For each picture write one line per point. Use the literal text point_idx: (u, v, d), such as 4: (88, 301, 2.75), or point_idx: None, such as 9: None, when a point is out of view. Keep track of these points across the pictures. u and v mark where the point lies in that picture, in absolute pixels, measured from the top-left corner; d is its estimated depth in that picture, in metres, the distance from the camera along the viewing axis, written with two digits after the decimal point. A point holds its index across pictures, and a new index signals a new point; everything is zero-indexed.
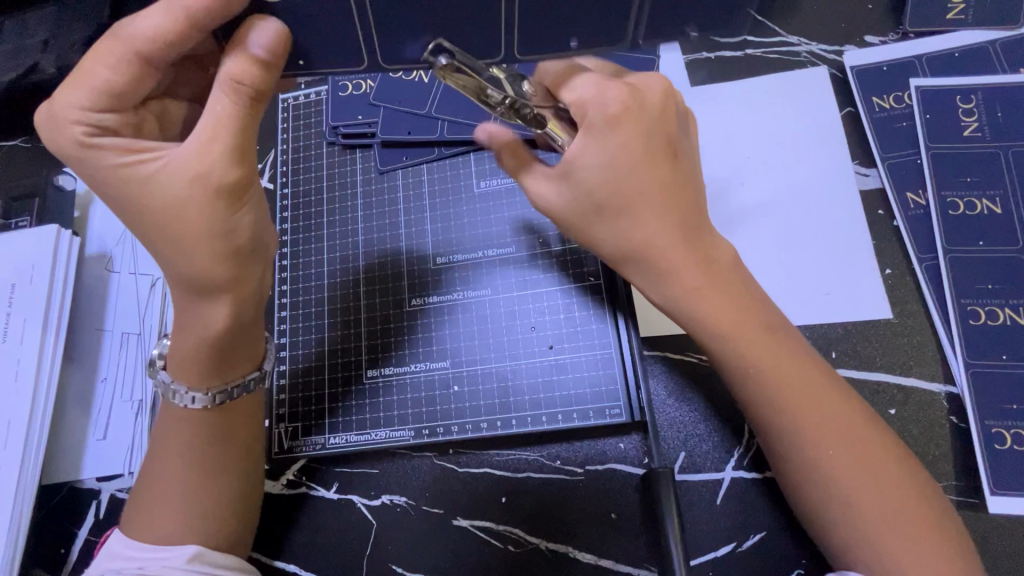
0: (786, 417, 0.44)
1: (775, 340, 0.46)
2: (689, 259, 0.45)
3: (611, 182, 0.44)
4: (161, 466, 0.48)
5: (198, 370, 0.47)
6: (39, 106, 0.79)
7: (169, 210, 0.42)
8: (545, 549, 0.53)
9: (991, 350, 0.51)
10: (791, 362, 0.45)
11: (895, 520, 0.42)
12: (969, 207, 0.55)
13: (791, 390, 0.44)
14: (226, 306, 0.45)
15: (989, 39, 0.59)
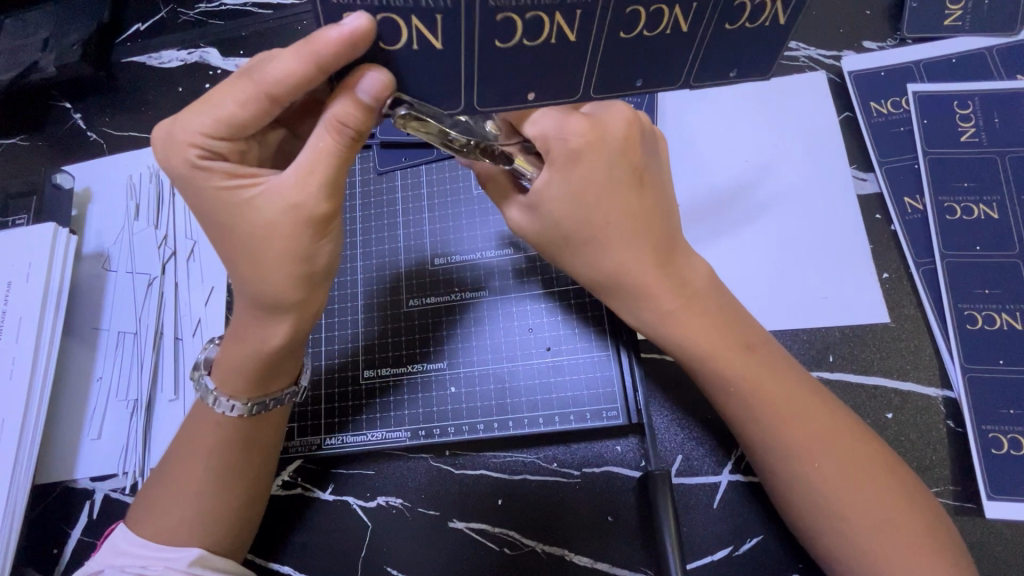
0: (756, 435, 0.45)
1: (747, 356, 0.46)
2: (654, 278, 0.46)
3: (577, 213, 0.45)
4: (178, 467, 0.49)
5: (246, 382, 0.47)
6: (37, 104, 0.79)
7: (253, 234, 0.41)
8: (541, 553, 0.52)
9: (989, 355, 0.51)
10: (766, 377, 0.45)
11: (875, 526, 0.42)
12: (967, 212, 0.55)
13: (760, 409, 0.45)
14: (283, 326, 0.45)
15: (986, 45, 0.60)
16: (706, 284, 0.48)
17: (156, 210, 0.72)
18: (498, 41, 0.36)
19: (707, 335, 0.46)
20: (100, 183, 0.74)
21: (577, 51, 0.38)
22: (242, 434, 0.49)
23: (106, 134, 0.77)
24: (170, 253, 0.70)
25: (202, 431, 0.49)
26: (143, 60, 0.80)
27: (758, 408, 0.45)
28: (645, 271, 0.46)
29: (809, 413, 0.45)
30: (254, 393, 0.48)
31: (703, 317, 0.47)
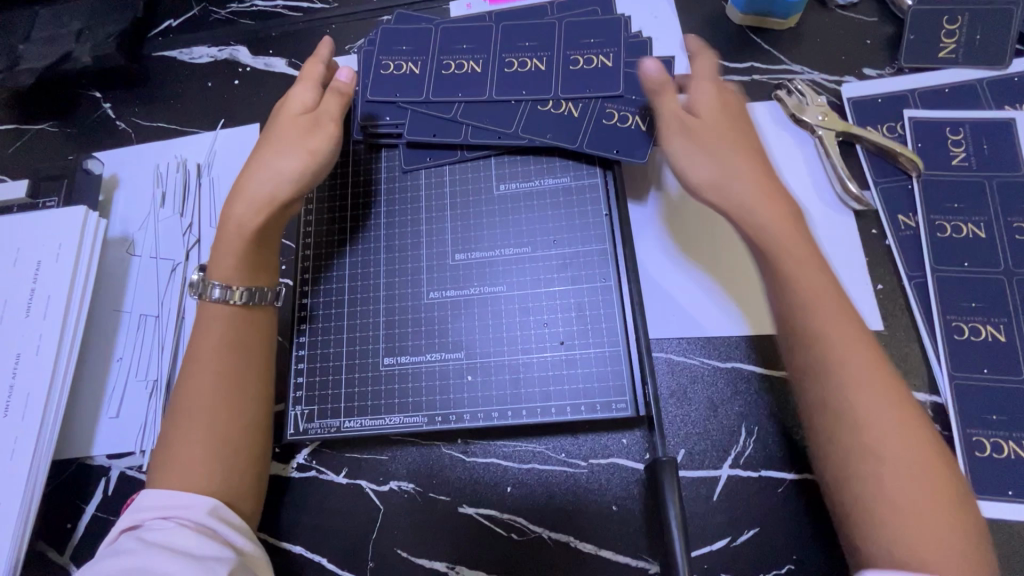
0: (831, 408, 0.44)
1: (854, 331, 0.46)
2: (782, 226, 0.50)
3: (719, 126, 0.55)
4: (185, 415, 0.52)
5: (235, 268, 0.57)
6: (70, 92, 0.81)
7: (281, 153, 0.60)
8: (548, 539, 0.55)
9: (974, 364, 0.54)
10: (846, 331, 0.46)
11: (934, 525, 0.40)
12: (956, 230, 0.58)
13: (848, 372, 0.44)
14: (263, 213, 0.58)
15: (976, 77, 0.64)
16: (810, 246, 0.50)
17: (182, 199, 0.74)
18: None
19: (826, 301, 0.47)
20: (128, 171, 0.77)
21: None
22: (240, 361, 0.54)
23: (135, 124, 0.79)
24: (194, 241, 0.72)
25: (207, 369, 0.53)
26: (173, 55, 0.83)
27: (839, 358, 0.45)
28: (805, 249, 0.50)
29: (892, 387, 0.44)
30: (239, 279, 0.57)
31: (814, 283, 0.47)
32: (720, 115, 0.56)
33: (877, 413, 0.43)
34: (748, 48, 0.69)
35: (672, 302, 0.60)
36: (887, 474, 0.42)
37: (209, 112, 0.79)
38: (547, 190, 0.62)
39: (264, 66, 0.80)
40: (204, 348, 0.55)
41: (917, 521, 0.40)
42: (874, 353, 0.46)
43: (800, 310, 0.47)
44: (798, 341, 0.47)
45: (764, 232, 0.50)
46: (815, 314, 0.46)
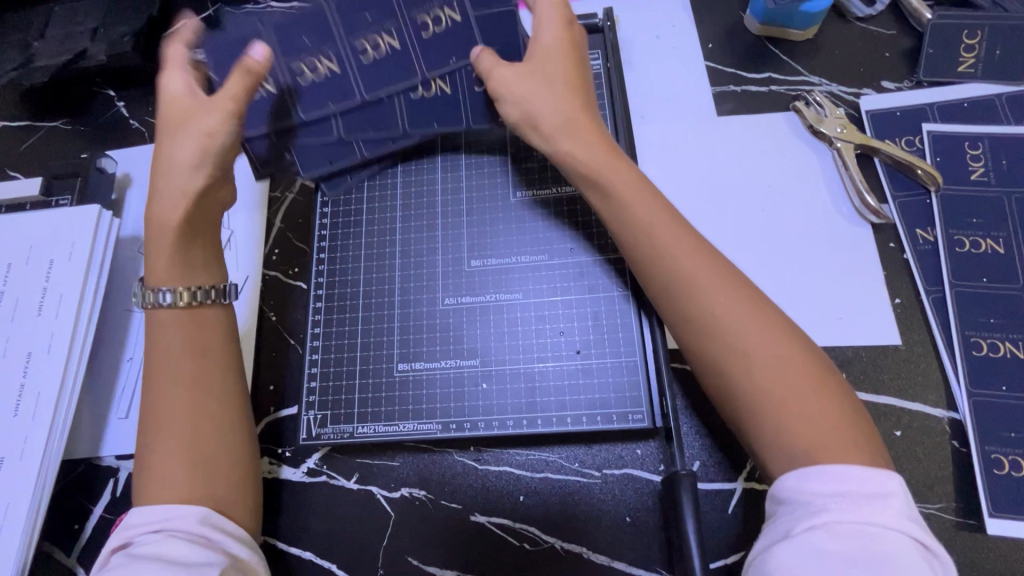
0: (704, 327, 0.45)
1: (699, 248, 0.47)
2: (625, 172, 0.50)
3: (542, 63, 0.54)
4: (153, 429, 0.50)
5: (177, 272, 0.54)
6: (85, 90, 0.81)
7: (174, 135, 0.54)
8: (560, 549, 0.54)
9: (992, 380, 0.54)
10: (705, 271, 0.46)
11: (807, 411, 0.41)
12: (975, 246, 0.58)
13: (703, 290, 0.46)
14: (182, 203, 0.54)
15: (996, 92, 0.64)
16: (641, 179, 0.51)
17: None
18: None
19: (664, 223, 0.48)
20: (141, 170, 0.77)
21: None
22: (204, 367, 0.53)
23: (149, 123, 0.79)
24: None
25: (161, 378, 0.52)
26: None
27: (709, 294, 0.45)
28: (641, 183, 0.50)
29: (735, 286, 0.46)
30: (184, 280, 0.55)
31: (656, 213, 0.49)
32: (556, 53, 0.54)
33: (755, 338, 0.43)
34: (767, 58, 0.69)
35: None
36: (759, 376, 0.43)
37: None
38: (565, 198, 0.62)
39: None
40: (162, 359, 0.53)
41: (798, 411, 0.41)
42: (722, 262, 0.47)
43: (643, 243, 0.48)
44: (649, 270, 0.48)
45: (596, 171, 0.51)
46: (680, 256, 0.47)
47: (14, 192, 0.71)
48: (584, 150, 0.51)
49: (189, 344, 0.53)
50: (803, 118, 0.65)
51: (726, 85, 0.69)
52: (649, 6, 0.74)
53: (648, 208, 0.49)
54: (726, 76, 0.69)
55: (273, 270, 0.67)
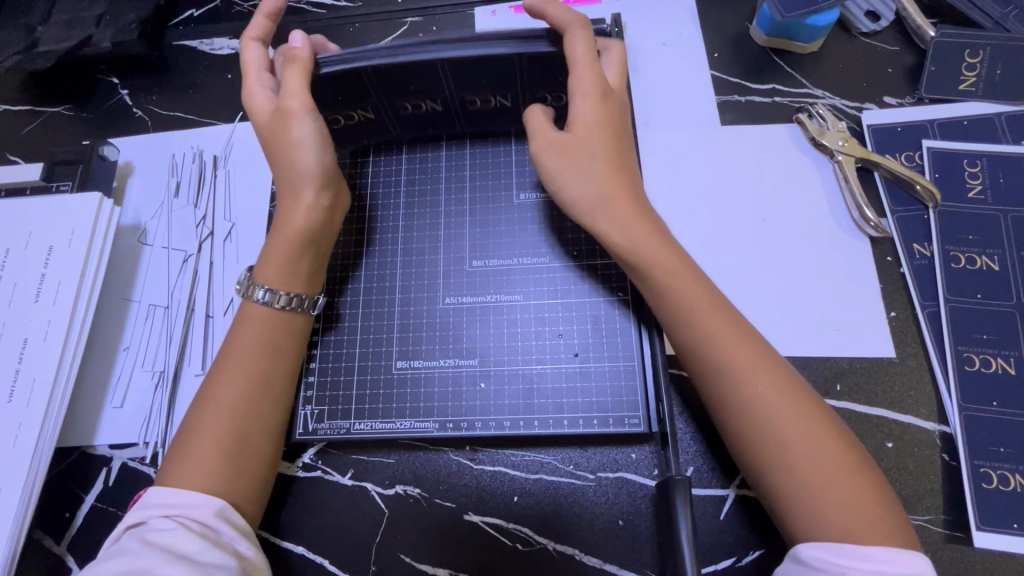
0: (745, 413, 0.45)
1: (742, 335, 0.47)
2: (663, 254, 0.50)
3: (589, 127, 0.53)
4: (209, 410, 0.51)
5: (289, 272, 0.56)
6: (88, 77, 0.81)
7: (298, 139, 0.54)
8: (552, 550, 0.55)
9: (983, 396, 0.55)
10: (743, 350, 0.47)
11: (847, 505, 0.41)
12: (971, 262, 0.59)
13: (745, 380, 0.46)
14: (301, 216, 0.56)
15: (996, 111, 0.64)
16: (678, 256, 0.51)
17: (197, 190, 0.74)
18: None
19: (711, 311, 0.48)
20: (143, 159, 0.76)
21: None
22: (268, 366, 0.53)
23: (152, 112, 0.79)
24: (207, 233, 0.71)
25: (231, 369, 0.52)
26: (193, 44, 0.82)
27: (748, 381, 0.45)
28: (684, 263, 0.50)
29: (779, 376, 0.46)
30: (286, 284, 0.56)
31: (699, 293, 0.49)
32: (597, 120, 0.53)
33: (790, 428, 0.44)
34: (771, 69, 0.70)
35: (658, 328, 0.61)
36: (799, 463, 0.43)
37: (227, 104, 0.78)
38: None
39: None
40: (238, 347, 0.54)
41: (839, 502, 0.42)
42: (764, 348, 0.47)
43: (684, 329, 0.49)
44: (691, 353, 0.48)
45: (637, 253, 0.51)
46: (720, 341, 0.47)
47: (14, 177, 0.71)
48: (627, 229, 0.51)
49: (265, 345, 0.54)
50: (805, 127, 0.65)
51: (730, 94, 0.69)
52: (656, 14, 0.74)
53: (692, 289, 0.49)
54: (730, 85, 0.70)
55: None
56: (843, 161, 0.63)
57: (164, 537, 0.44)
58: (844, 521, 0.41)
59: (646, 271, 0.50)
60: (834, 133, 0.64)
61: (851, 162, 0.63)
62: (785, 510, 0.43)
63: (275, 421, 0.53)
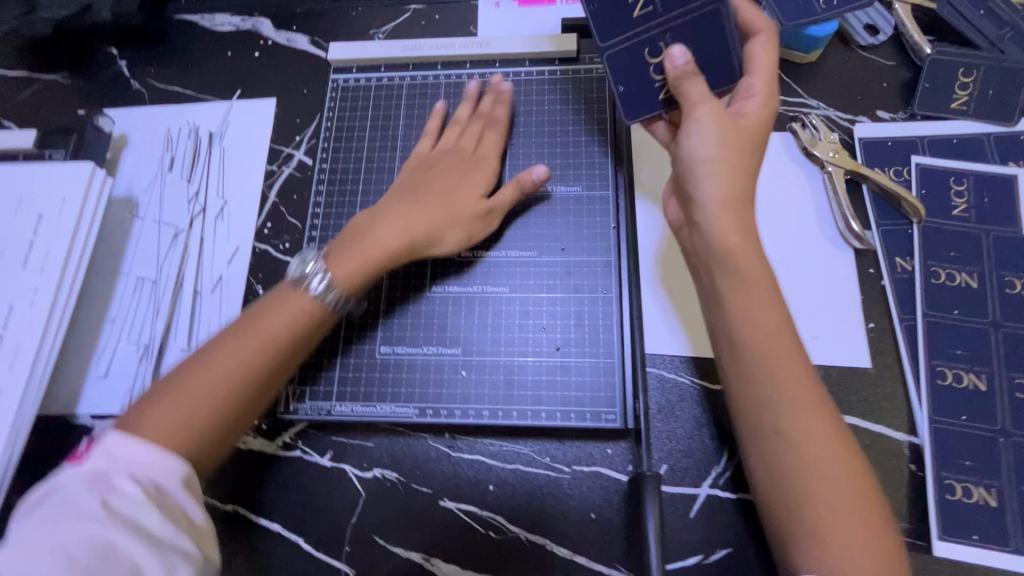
0: (781, 442, 0.46)
1: (813, 382, 0.48)
2: (763, 290, 0.50)
3: (742, 137, 0.53)
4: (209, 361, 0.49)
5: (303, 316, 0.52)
6: (86, 46, 0.80)
7: (452, 206, 0.59)
8: (525, 540, 0.55)
9: (954, 409, 0.56)
10: (818, 407, 0.47)
11: (857, 542, 0.43)
12: (950, 278, 0.60)
13: (809, 430, 0.46)
14: (400, 231, 0.56)
15: (985, 131, 0.65)
16: (779, 302, 0.50)
17: (191, 166, 0.74)
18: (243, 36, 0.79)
19: (784, 339, 0.48)
20: (138, 132, 0.76)
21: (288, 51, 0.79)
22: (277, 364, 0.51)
23: (149, 85, 0.79)
24: (200, 209, 0.71)
25: (244, 349, 0.50)
26: (193, 18, 0.81)
27: (819, 439, 0.46)
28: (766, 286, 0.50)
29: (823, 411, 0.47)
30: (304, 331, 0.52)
31: (771, 319, 0.49)
32: (755, 131, 0.53)
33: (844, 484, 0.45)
34: None
35: (668, 312, 0.61)
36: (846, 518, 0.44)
37: (225, 81, 0.78)
38: (560, 198, 0.64)
39: (287, 41, 0.78)
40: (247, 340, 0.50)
41: (862, 548, 0.43)
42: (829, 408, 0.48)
43: (748, 351, 0.48)
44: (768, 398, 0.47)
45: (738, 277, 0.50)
46: (796, 387, 0.47)
47: (6, 142, 0.70)
48: (747, 256, 0.50)
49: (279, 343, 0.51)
50: (798, 137, 0.66)
51: None
52: None
53: (765, 313, 0.49)
54: None
55: (265, 243, 0.69)
56: (832, 172, 0.64)
57: (128, 510, 0.41)
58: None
59: (744, 310, 0.49)
60: (824, 143, 0.65)
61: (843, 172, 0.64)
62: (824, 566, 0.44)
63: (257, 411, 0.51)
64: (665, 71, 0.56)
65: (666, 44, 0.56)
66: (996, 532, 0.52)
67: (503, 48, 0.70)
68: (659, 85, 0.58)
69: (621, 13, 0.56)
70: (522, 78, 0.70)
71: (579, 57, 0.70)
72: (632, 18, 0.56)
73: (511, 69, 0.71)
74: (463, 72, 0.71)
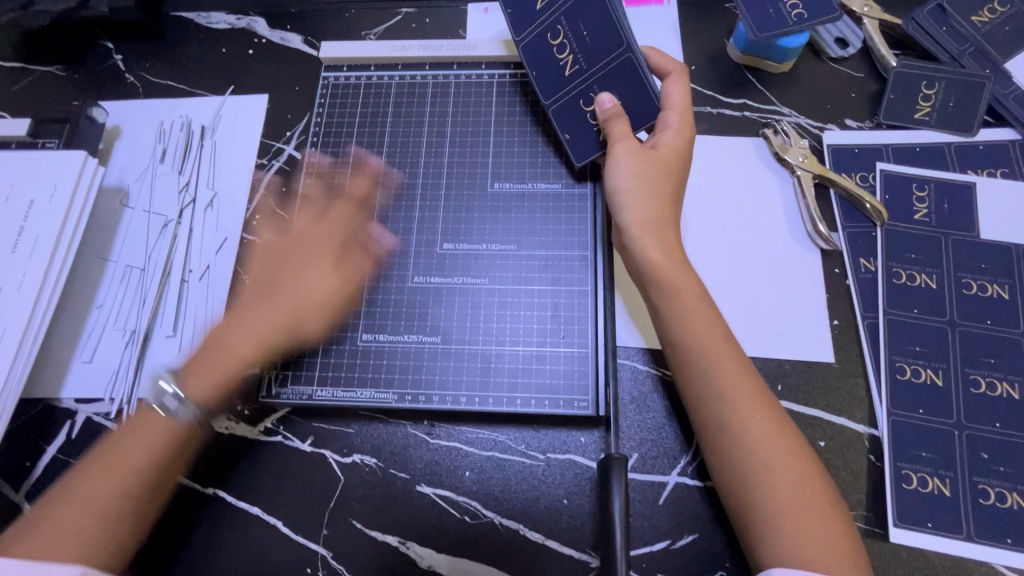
0: (725, 433, 0.51)
1: (741, 367, 0.53)
2: (688, 288, 0.56)
3: (656, 165, 0.60)
4: (94, 471, 0.51)
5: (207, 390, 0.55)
6: (82, 39, 0.82)
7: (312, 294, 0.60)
8: (499, 525, 0.57)
9: (912, 403, 0.58)
10: (745, 391, 0.52)
11: (806, 522, 0.47)
12: (910, 279, 0.62)
13: (737, 410, 0.51)
14: (253, 350, 0.57)
15: (946, 141, 0.68)
16: (702, 298, 0.56)
17: (182, 158, 0.75)
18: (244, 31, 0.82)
19: (717, 344, 0.54)
20: (131, 124, 0.78)
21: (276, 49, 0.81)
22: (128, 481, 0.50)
23: (144, 79, 0.80)
24: (189, 200, 0.73)
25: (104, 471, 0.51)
26: (189, 15, 0.83)
27: (746, 416, 0.51)
28: (700, 300, 0.56)
29: (762, 409, 0.52)
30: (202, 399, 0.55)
31: (702, 320, 0.55)
32: (672, 157, 0.60)
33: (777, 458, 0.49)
34: (743, 85, 0.73)
35: (631, 306, 0.63)
36: (783, 491, 0.48)
37: (219, 77, 0.80)
38: (540, 196, 0.67)
39: (280, 40, 0.81)
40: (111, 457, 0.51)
41: (797, 517, 0.47)
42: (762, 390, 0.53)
43: (688, 355, 0.54)
44: (696, 383, 0.53)
45: (664, 275, 0.56)
46: (722, 374, 0.53)
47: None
48: (670, 263, 0.57)
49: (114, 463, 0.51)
50: (771, 142, 0.69)
51: (702, 106, 0.73)
52: (640, 23, 0.77)
53: (697, 316, 0.55)
54: (704, 97, 0.73)
55: (252, 234, 0.70)
56: (800, 176, 0.67)
57: None
58: (808, 544, 0.46)
59: (670, 303, 0.56)
60: (794, 148, 0.68)
61: (812, 176, 0.67)
62: (762, 531, 0.48)
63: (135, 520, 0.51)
64: (597, 115, 0.64)
65: (597, 92, 0.64)
66: (950, 520, 0.54)
67: (490, 51, 0.73)
68: (596, 130, 0.65)
69: (557, 75, 0.66)
70: (506, 80, 0.73)
71: None
72: (564, 76, 0.65)
73: (497, 71, 0.73)
74: (450, 73, 0.74)
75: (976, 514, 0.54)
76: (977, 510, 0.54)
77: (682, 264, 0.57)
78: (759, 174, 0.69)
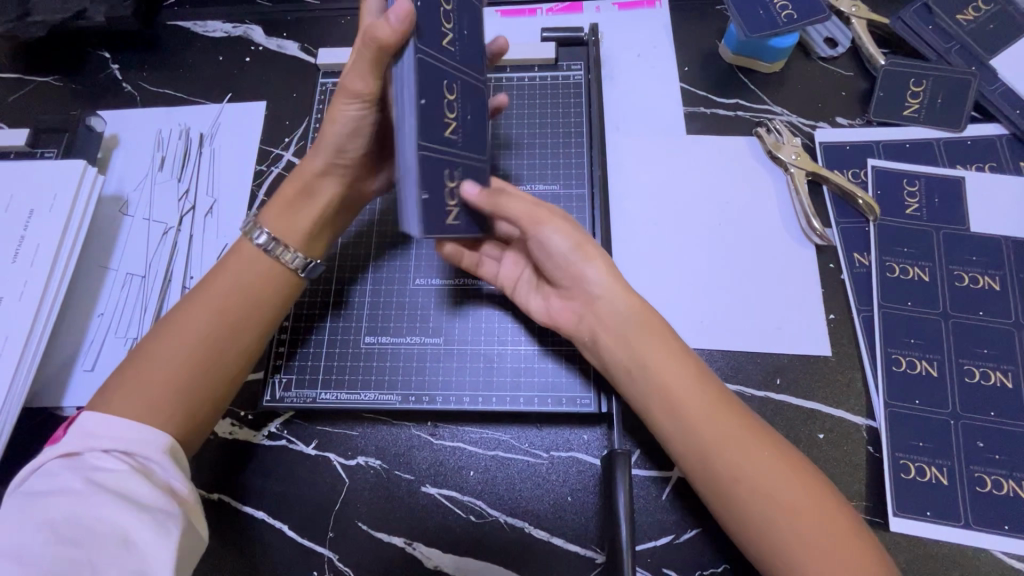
0: (736, 480, 0.47)
1: (733, 415, 0.49)
2: (663, 343, 0.52)
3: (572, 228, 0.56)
4: (192, 312, 0.52)
5: (291, 236, 0.57)
6: (79, 50, 0.83)
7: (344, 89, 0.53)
8: (503, 523, 0.57)
9: (908, 394, 0.59)
10: (746, 439, 0.48)
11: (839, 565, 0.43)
12: (904, 272, 0.64)
13: (739, 455, 0.47)
14: (332, 181, 0.59)
15: (935, 137, 0.70)
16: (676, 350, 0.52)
17: (182, 165, 0.76)
18: (241, 39, 0.82)
19: (703, 392, 0.50)
20: (129, 132, 0.78)
21: (272, 55, 0.81)
22: (230, 337, 0.53)
23: (141, 88, 0.81)
24: (189, 207, 0.73)
25: (200, 314, 0.52)
26: (186, 24, 0.84)
27: (754, 462, 0.47)
28: (677, 348, 0.53)
29: (767, 447, 0.48)
30: (283, 236, 0.57)
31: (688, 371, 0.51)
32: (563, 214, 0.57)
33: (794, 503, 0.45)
34: (735, 85, 0.75)
35: None
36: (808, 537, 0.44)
37: (216, 85, 0.80)
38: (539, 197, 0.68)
39: (277, 47, 0.81)
40: (210, 297, 0.53)
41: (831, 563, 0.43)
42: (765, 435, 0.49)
43: (676, 408, 0.50)
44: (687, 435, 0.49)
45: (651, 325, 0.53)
46: (715, 424, 0.48)
47: None
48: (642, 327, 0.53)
49: (222, 313, 0.53)
50: (764, 141, 0.70)
51: (696, 106, 0.74)
52: (633, 26, 0.78)
53: (682, 367, 0.51)
54: (698, 98, 0.74)
55: None
56: (792, 174, 0.68)
57: (114, 480, 0.43)
58: None
59: (648, 360, 0.52)
60: (785, 146, 0.69)
61: (804, 174, 0.68)
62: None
63: (222, 383, 0.52)
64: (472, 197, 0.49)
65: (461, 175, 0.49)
66: (948, 508, 0.55)
67: None
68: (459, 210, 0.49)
69: (432, 127, 0.45)
70: (503, 83, 0.74)
71: (557, 64, 0.74)
72: (443, 133, 0.46)
73: (492, 74, 0.74)
74: None
75: (974, 502, 0.55)
76: (974, 498, 0.55)
77: (649, 321, 0.53)
78: (753, 172, 0.70)
